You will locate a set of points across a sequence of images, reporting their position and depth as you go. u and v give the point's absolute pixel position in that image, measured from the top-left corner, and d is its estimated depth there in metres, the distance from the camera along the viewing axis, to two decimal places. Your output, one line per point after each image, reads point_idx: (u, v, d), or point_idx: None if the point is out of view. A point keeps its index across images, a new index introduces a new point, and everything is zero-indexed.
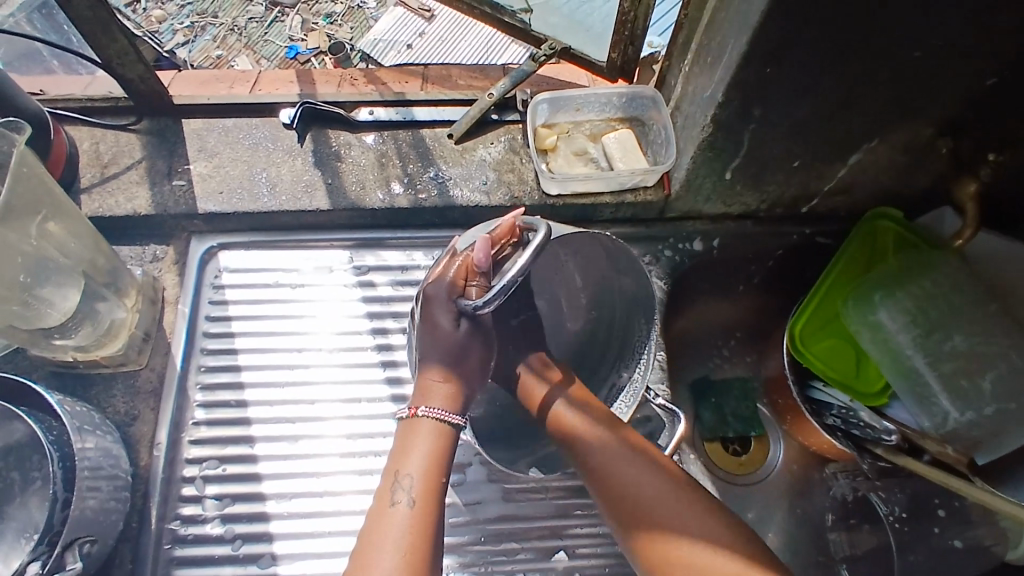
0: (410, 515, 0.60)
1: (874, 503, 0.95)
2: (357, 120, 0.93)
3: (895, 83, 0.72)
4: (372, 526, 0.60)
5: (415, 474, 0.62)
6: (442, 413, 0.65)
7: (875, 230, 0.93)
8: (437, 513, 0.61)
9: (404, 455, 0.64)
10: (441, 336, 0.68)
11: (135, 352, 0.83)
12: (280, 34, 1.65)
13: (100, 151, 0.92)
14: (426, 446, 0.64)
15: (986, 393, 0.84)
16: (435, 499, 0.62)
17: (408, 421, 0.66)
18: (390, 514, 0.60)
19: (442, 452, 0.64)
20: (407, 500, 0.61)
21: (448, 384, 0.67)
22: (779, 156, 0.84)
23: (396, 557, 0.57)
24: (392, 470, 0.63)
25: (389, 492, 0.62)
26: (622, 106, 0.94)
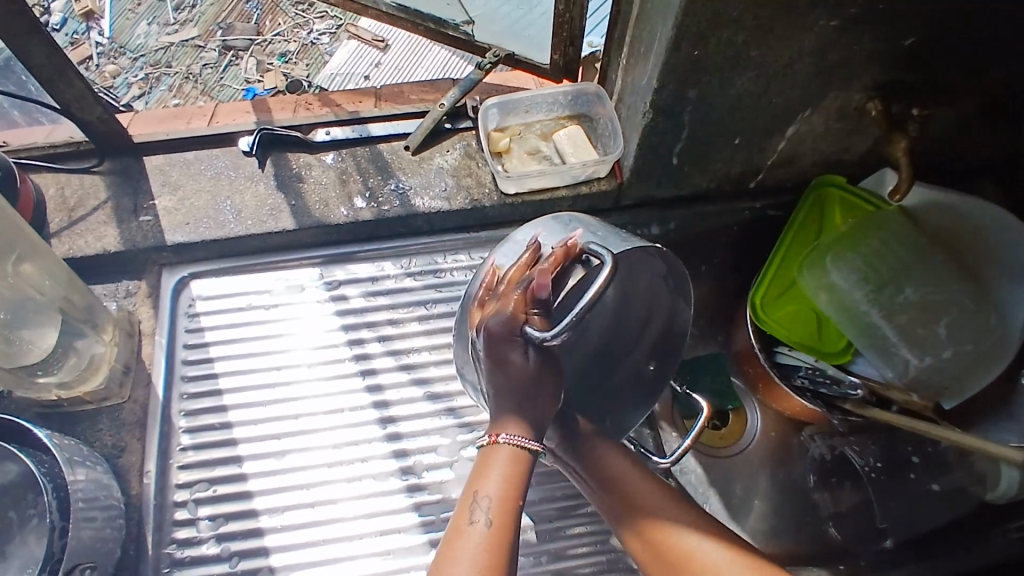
0: (488, 535, 0.56)
1: (851, 457, 0.99)
2: (315, 141, 0.96)
3: (817, 52, 0.76)
4: (447, 546, 0.56)
5: (496, 484, 0.59)
6: (521, 440, 0.60)
7: (823, 196, 0.97)
8: (516, 525, 0.58)
9: (483, 473, 0.60)
10: (512, 370, 0.60)
11: (117, 385, 0.85)
12: (236, 77, 1.68)
13: (66, 195, 0.93)
14: (504, 464, 0.60)
15: (943, 338, 0.90)
16: (515, 517, 0.58)
17: (488, 449, 0.61)
18: (468, 530, 0.57)
19: (519, 474, 0.60)
20: (483, 515, 0.57)
21: (528, 415, 0.61)
22: (721, 134, 0.88)
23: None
24: (472, 487, 0.60)
25: (466, 511, 0.58)
26: (568, 104, 0.98)
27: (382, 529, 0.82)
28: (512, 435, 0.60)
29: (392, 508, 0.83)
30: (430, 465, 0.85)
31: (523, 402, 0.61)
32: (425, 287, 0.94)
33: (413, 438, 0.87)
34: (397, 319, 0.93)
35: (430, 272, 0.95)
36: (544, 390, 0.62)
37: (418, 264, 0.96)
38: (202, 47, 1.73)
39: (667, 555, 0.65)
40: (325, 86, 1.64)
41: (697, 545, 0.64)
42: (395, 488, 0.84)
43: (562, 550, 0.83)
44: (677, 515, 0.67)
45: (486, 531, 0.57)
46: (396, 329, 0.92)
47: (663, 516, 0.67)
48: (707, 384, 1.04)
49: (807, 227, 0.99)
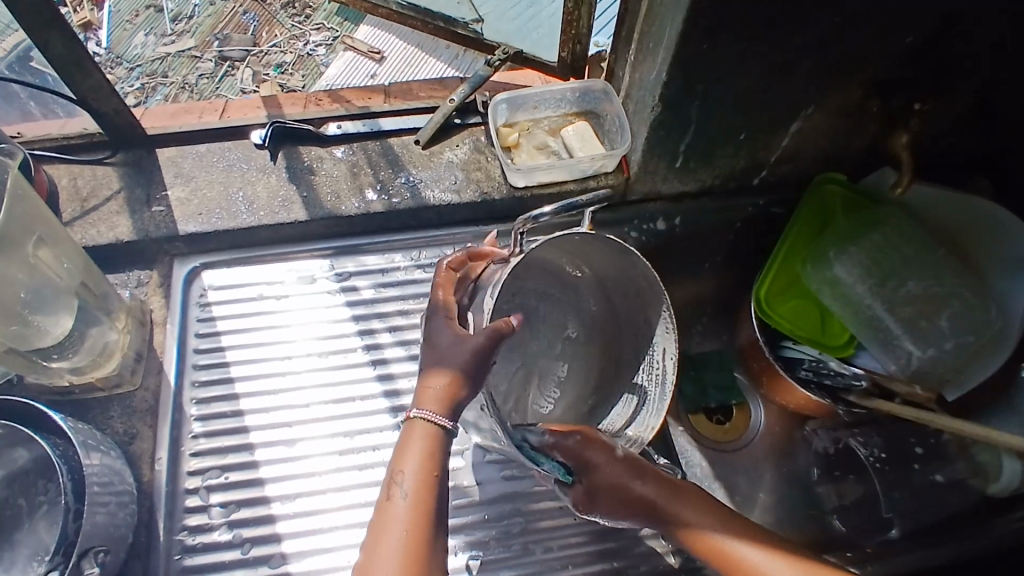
0: (407, 509, 0.60)
1: (855, 448, 1.00)
2: (327, 135, 0.98)
3: (821, 50, 0.79)
4: (377, 531, 0.59)
5: (407, 482, 0.61)
6: (428, 415, 0.62)
7: (823, 193, 0.99)
8: (433, 538, 0.59)
9: (399, 464, 0.61)
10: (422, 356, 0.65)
11: (129, 372, 0.85)
12: (230, 88, 1.70)
13: (79, 186, 0.94)
14: (415, 457, 0.61)
15: (945, 330, 0.92)
16: (434, 491, 0.61)
17: (409, 426, 0.63)
18: (390, 519, 0.59)
19: (435, 443, 0.62)
20: (402, 492, 0.60)
21: (433, 384, 0.62)
22: (727, 130, 0.90)
23: (399, 546, 0.57)
24: (387, 479, 0.62)
25: (388, 488, 0.62)
26: (576, 101, 1.00)
27: None
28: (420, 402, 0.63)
29: None
30: None
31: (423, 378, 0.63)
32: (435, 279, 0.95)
33: None
34: (408, 310, 0.93)
35: (440, 264, 0.96)
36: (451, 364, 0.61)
37: (428, 255, 0.97)
38: (198, 57, 1.74)
39: (721, 562, 0.72)
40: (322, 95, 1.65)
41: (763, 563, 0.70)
42: None
43: (572, 537, 0.84)
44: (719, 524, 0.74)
45: (409, 506, 0.60)
46: (407, 319, 0.93)
47: (711, 530, 0.74)
48: (713, 380, 1.08)
49: (808, 224, 1.00)
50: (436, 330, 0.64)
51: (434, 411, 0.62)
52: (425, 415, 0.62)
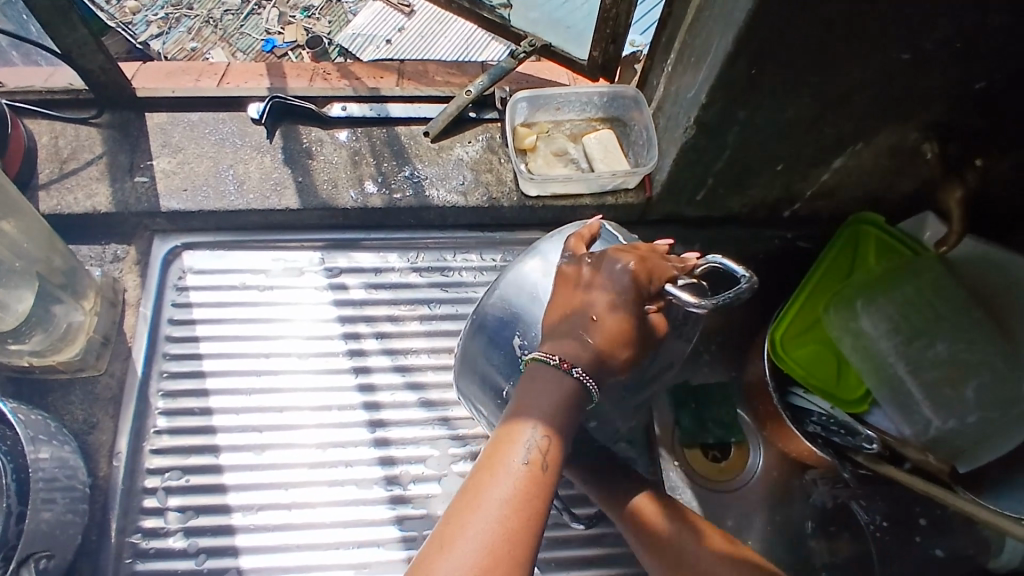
0: (528, 471, 0.49)
1: (855, 511, 0.92)
2: (330, 116, 0.90)
3: (880, 84, 0.70)
4: (480, 473, 0.49)
5: (530, 445, 0.50)
6: (584, 376, 0.53)
7: (859, 235, 0.94)
8: (541, 512, 0.48)
9: (519, 421, 0.52)
10: (574, 299, 0.58)
11: (94, 357, 0.79)
12: (257, 27, 1.66)
13: (60, 146, 0.88)
14: (544, 418, 0.52)
15: (971, 402, 0.83)
16: (557, 462, 0.51)
17: (547, 367, 0.54)
18: (497, 474, 0.49)
19: (573, 405, 0.53)
20: (521, 450, 0.50)
21: (590, 345, 0.55)
22: (763, 159, 0.82)
23: (504, 505, 0.47)
24: (507, 435, 0.52)
25: (509, 440, 0.51)
26: (603, 106, 0.92)
27: (358, 541, 0.76)
28: (568, 357, 0.54)
29: (371, 519, 0.77)
30: (417, 477, 0.80)
31: (590, 324, 0.56)
32: (430, 285, 0.89)
33: (402, 445, 0.81)
34: (398, 316, 0.87)
35: (438, 269, 0.90)
36: (626, 339, 0.56)
37: (425, 259, 0.90)
38: None
39: None
40: (345, 47, 1.60)
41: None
42: (378, 497, 0.79)
43: None
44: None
45: (525, 468, 0.49)
46: (395, 327, 0.87)
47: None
48: (712, 413, 0.98)
49: (837, 267, 0.95)
50: (616, 296, 0.57)
51: (588, 375, 0.54)
52: (579, 376, 0.53)
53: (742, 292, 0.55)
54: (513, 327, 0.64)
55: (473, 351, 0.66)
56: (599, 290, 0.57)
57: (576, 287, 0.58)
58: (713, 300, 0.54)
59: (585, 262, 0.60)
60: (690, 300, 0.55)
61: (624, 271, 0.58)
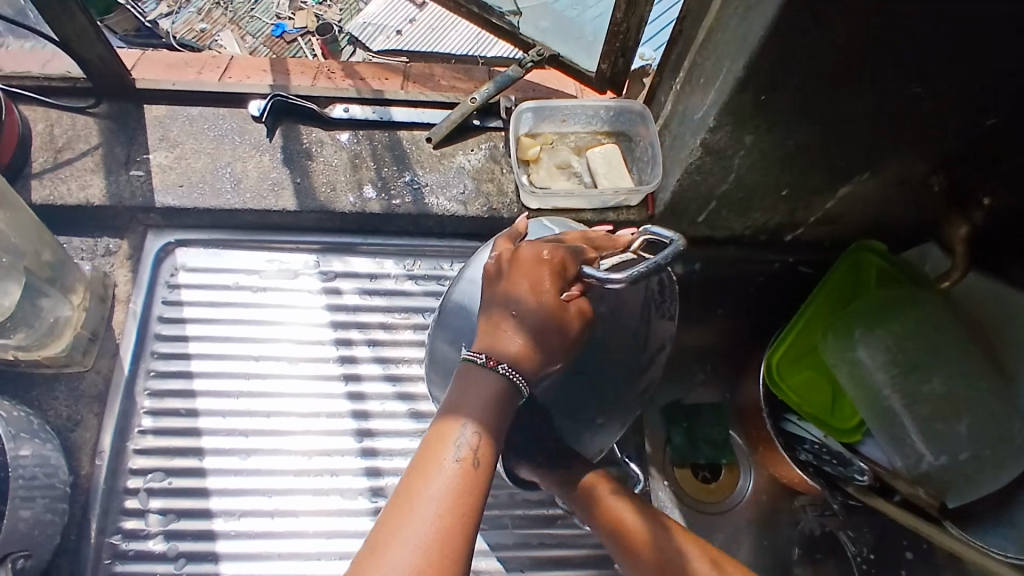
0: (462, 470, 0.49)
1: (843, 542, 0.93)
2: (331, 118, 0.89)
3: (891, 116, 0.69)
4: (416, 474, 0.49)
5: (463, 443, 0.50)
6: (510, 372, 0.51)
7: (861, 262, 0.92)
8: (477, 510, 0.48)
9: (454, 416, 0.51)
10: (496, 293, 0.54)
11: (81, 353, 0.78)
12: (267, 11, 1.72)
13: (55, 135, 0.86)
14: (474, 417, 0.51)
15: (963, 438, 0.83)
16: (491, 459, 0.51)
17: (473, 366, 0.52)
18: (431, 470, 0.49)
19: (504, 399, 0.52)
20: (457, 449, 0.49)
21: (512, 342, 0.52)
22: (768, 184, 0.81)
23: (441, 504, 0.47)
24: (440, 432, 0.51)
25: (445, 437, 0.50)
26: (608, 119, 0.91)
27: (341, 552, 0.76)
28: (494, 353, 0.52)
29: (354, 530, 0.77)
30: None
31: (510, 321, 0.53)
32: (425, 294, 0.88)
33: (389, 456, 0.80)
34: (391, 324, 0.86)
35: (434, 278, 0.89)
36: (553, 326, 0.52)
37: (422, 267, 0.89)
38: None
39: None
40: (356, 35, 1.61)
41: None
42: (362, 508, 0.78)
43: None
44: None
45: (461, 466, 0.49)
46: (388, 335, 0.86)
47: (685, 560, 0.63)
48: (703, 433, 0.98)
49: (836, 295, 0.94)
50: (535, 284, 0.52)
51: (515, 369, 0.52)
52: (505, 373, 0.51)
53: (665, 259, 0.47)
54: (467, 327, 0.61)
55: (440, 353, 0.64)
56: (517, 280, 0.53)
57: (495, 279, 0.54)
58: (630, 274, 0.48)
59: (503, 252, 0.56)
60: (609, 275, 0.49)
61: (542, 256, 0.53)
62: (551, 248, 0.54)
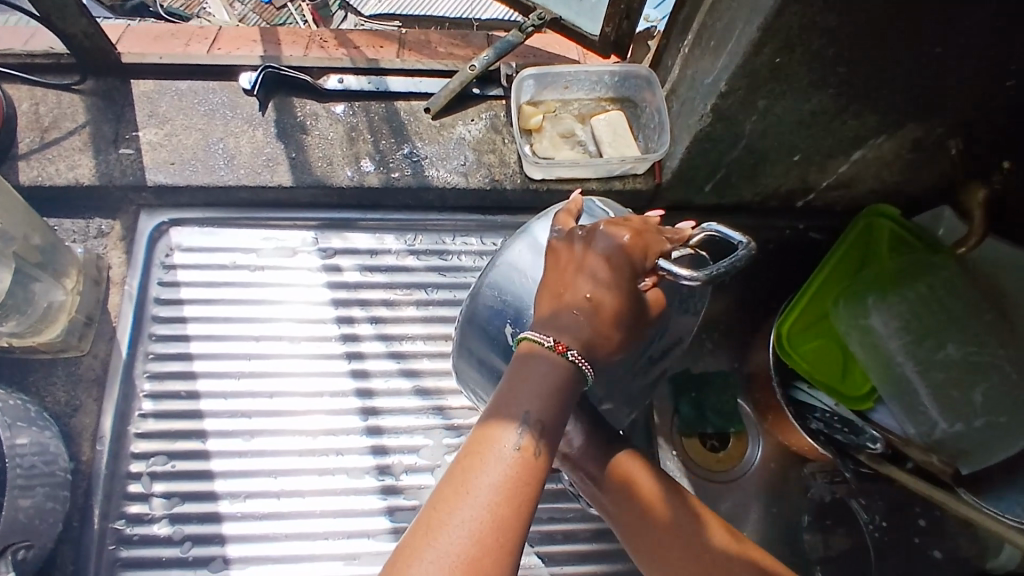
0: (519, 457, 0.45)
1: (854, 509, 0.91)
2: (325, 89, 0.86)
3: (912, 77, 0.66)
4: (468, 455, 0.46)
5: (522, 428, 0.46)
6: (581, 358, 0.48)
7: (874, 226, 0.90)
8: (533, 500, 0.45)
9: (515, 396, 0.47)
10: (567, 270, 0.52)
11: (76, 337, 0.77)
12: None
13: (41, 113, 0.83)
14: (537, 400, 0.47)
15: (977, 405, 0.81)
16: (552, 446, 0.47)
17: (538, 348, 0.49)
18: (486, 456, 0.45)
19: (568, 385, 0.48)
20: (515, 433, 0.46)
21: (584, 324, 0.50)
22: (781, 149, 0.78)
23: (494, 493, 0.43)
24: (498, 411, 0.47)
25: (501, 418, 0.47)
26: (613, 85, 0.88)
27: (349, 532, 0.75)
28: (563, 336, 0.49)
29: (362, 510, 0.76)
30: (410, 467, 0.78)
31: (583, 302, 0.50)
32: (428, 269, 0.86)
33: (395, 434, 0.79)
34: (393, 300, 0.84)
35: (436, 253, 0.86)
36: (625, 317, 0.51)
37: (423, 242, 0.87)
38: None
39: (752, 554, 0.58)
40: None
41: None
42: (369, 487, 0.76)
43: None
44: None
45: (519, 455, 0.45)
46: (391, 311, 0.84)
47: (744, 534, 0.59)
48: (712, 403, 0.94)
49: (848, 260, 0.92)
50: (611, 269, 0.51)
51: (584, 357, 0.49)
52: (574, 359, 0.48)
53: (739, 262, 0.49)
54: (507, 314, 0.58)
55: (467, 339, 0.61)
56: (591, 262, 0.52)
57: (568, 257, 0.52)
58: (707, 272, 0.48)
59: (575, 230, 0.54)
60: (683, 272, 0.49)
61: (618, 242, 0.52)
62: (629, 232, 0.52)
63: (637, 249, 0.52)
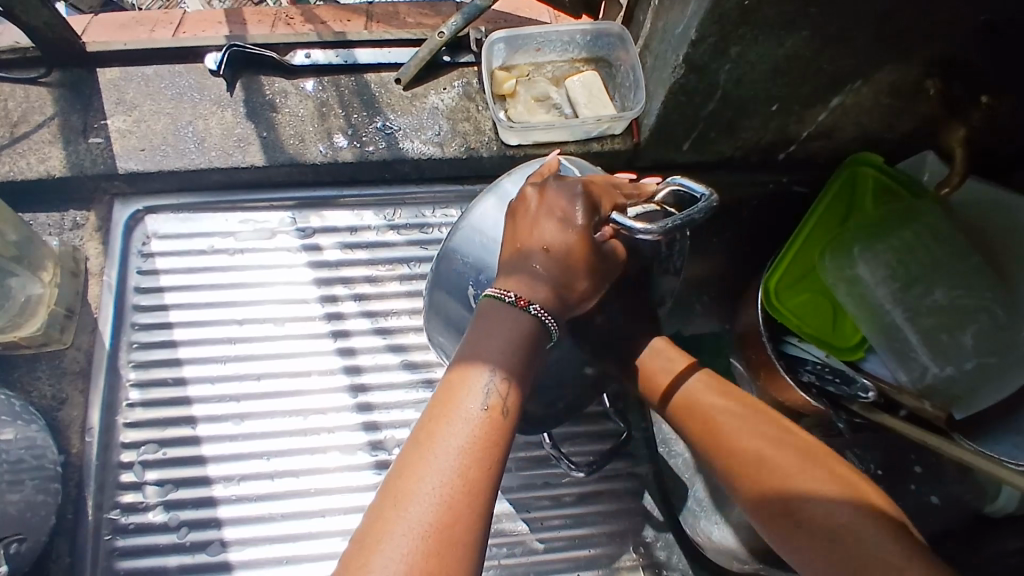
0: (484, 418, 0.45)
1: (849, 460, 0.90)
2: (293, 65, 0.84)
3: (885, 13, 0.65)
4: (431, 421, 0.44)
5: (486, 390, 0.46)
6: (541, 311, 0.48)
7: (857, 175, 0.88)
8: (501, 460, 0.44)
9: (475, 359, 0.47)
10: (524, 225, 0.52)
11: (58, 330, 0.76)
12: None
13: (6, 106, 0.82)
14: (498, 360, 0.46)
15: (967, 348, 0.81)
16: (516, 406, 0.46)
17: (500, 306, 0.49)
18: (451, 419, 0.44)
19: (529, 341, 0.48)
20: (478, 394, 0.45)
21: (541, 279, 0.49)
22: (758, 98, 0.77)
23: (462, 456, 0.42)
24: (459, 375, 0.46)
25: (464, 381, 0.46)
26: (586, 45, 0.86)
27: (345, 509, 0.75)
28: (523, 292, 0.49)
29: (357, 486, 0.76)
30: (402, 442, 0.78)
31: (541, 256, 0.50)
32: (409, 243, 0.85)
33: (385, 410, 0.79)
34: (376, 277, 0.83)
35: (416, 226, 0.85)
36: (583, 269, 0.50)
37: (403, 216, 0.86)
38: None
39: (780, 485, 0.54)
40: None
41: (822, 517, 0.51)
42: (362, 464, 0.76)
43: (532, 543, 0.76)
44: (738, 414, 0.58)
45: (483, 414, 0.45)
46: (374, 288, 0.83)
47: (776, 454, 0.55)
48: None
49: (833, 210, 0.90)
50: (567, 221, 0.51)
51: (547, 310, 0.49)
52: (537, 313, 0.48)
53: (696, 212, 0.47)
54: (475, 274, 0.58)
55: (438, 301, 0.62)
56: (547, 215, 0.51)
57: (526, 213, 0.52)
58: (661, 225, 0.47)
59: (533, 185, 0.53)
60: (638, 225, 0.48)
61: (574, 194, 0.51)
62: (583, 184, 0.52)
63: (595, 200, 0.51)
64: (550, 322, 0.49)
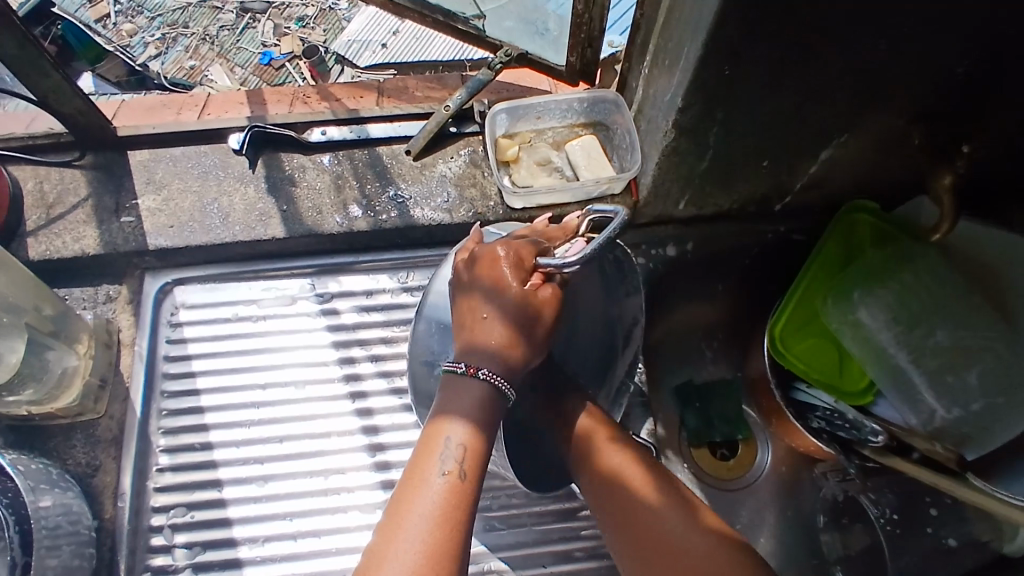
0: (446, 487, 0.49)
1: (865, 504, 0.91)
2: (309, 142, 0.90)
3: (859, 75, 0.69)
4: (401, 499, 0.49)
5: (447, 458, 0.50)
6: (490, 375, 0.52)
7: (853, 223, 0.91)
8: (465, 523, 0.48)
9: (437, 435, 0.51)
10: (464, 299, 0.56)
11: (92, 401, 0.80)
12: (252, 40, 1.79)
13: (45, 190, 0.88)
14: (460, 431, 0.51)
15: (974, 388, 0.82)
16: (478, 472, 0.51)
17: (455, 377, 0.53)
18: (417, 492, 0.48)
19: (488, 408, 0.52)
20: (439, 465, 0.50)
21: (490, 343, 0.53)
22: (748, 156, 0.81)
23: (426, 526, 0.47)
24: (424, 450, 0.51)
25: (429, 456, 0.50)
26: (583, 111, 0.92)
27: None
28: (473, 360, 0.53)
29: None
30: None
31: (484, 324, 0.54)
32: None
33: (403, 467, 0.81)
34: (391, 338, 0.87)
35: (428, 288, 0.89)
36: (529, 323, 0.54)
37: (416, 279, 0.90)
38: (220, 8, 1.84)
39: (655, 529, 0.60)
40: (342, 52, 1.64)
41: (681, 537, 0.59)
42: None
43: None
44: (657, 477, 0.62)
45: (445, 483, 0.49)
46: (389, 348, 0.87)
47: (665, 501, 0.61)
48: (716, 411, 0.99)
49: (834, 259, 0.93)
50: (502, 284, 0.54)
51: (496, 374, 0.53)
52: (485, 378, 0.52)
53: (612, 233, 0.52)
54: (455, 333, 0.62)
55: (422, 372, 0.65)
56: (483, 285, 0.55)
57: (463, 288, 0.56)
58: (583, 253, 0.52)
59: (462, 261, 0.58)
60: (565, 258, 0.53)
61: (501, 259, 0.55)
62: (505, 247, 0.56)
63: (523, 255, 0.56)
64: (505, 388, 0.53)
